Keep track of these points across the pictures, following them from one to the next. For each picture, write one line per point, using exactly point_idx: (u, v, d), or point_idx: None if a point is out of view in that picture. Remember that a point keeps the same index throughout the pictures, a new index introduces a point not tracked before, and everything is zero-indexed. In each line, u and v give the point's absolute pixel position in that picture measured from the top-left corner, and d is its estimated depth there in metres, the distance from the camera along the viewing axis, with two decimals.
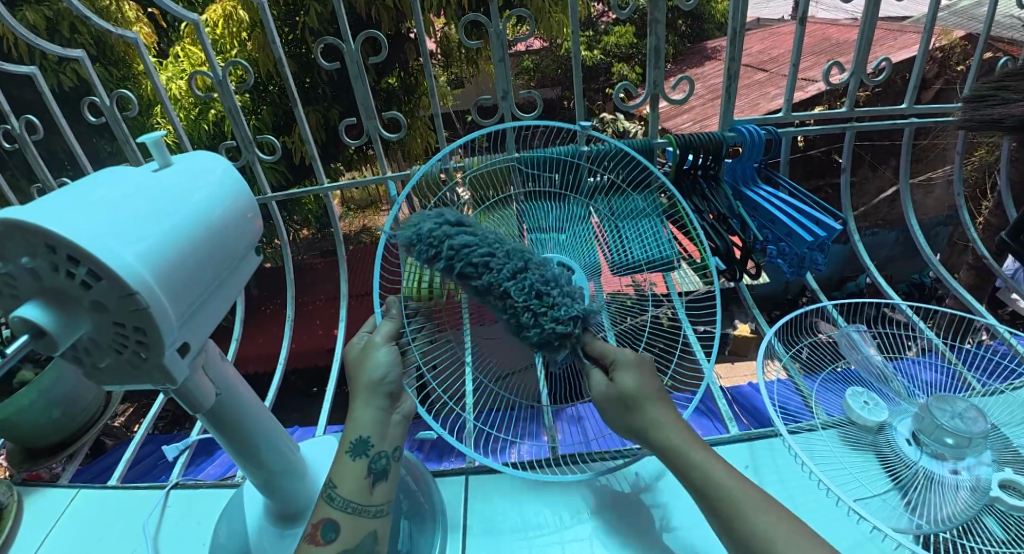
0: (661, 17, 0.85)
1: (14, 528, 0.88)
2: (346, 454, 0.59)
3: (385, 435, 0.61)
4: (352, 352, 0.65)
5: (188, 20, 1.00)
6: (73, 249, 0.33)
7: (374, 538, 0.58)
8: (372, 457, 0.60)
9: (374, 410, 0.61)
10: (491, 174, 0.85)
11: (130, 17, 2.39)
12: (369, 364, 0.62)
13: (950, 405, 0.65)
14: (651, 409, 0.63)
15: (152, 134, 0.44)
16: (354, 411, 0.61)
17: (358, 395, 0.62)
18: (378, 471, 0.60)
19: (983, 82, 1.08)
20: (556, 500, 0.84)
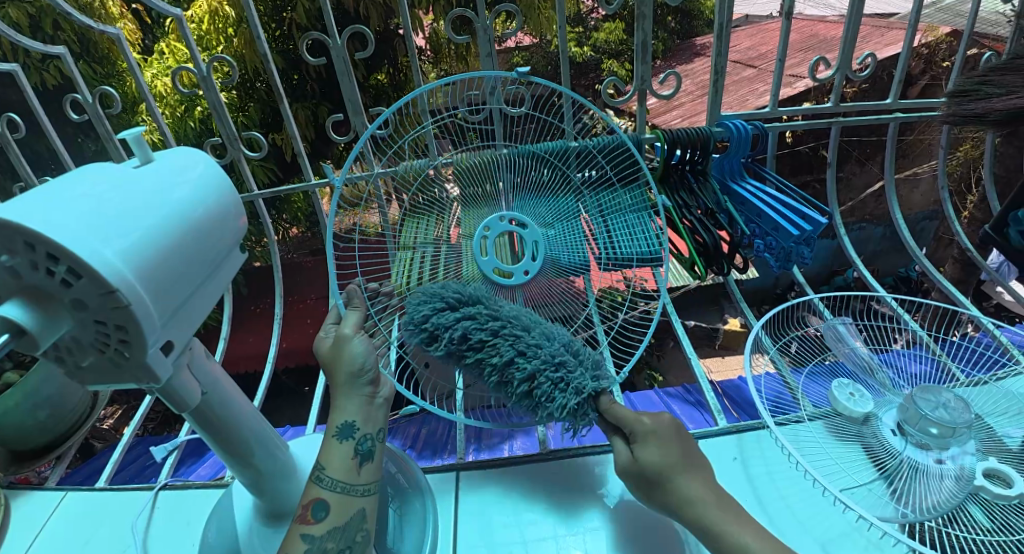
0: (649, 12, 0.85)
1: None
2: (333, 438, 0.60)
3: (371, 420, 0.61)
4: (324, 348, 0.64)
5: (171, 15, 0.98)
6: (53, 247, 0.32)
7: (363, 516, 0.58)
8: (359, 439, 0.60)
9: (358, 398, 0.61)
10: (480, 168, 0.83)
11: (114, 12, 2.35)
12: (345, 357, 0.61)
13: (934, 396, 0.66)
14: (676, 479, 0.64)
15: (132, 130, 0.44)
16: (337, 399, 0.61)
17: (340, 384, 0.61)
18: (365, 453, 0.60)
19: (967, 77, 1.09)
20: (549, 495, 0.84)
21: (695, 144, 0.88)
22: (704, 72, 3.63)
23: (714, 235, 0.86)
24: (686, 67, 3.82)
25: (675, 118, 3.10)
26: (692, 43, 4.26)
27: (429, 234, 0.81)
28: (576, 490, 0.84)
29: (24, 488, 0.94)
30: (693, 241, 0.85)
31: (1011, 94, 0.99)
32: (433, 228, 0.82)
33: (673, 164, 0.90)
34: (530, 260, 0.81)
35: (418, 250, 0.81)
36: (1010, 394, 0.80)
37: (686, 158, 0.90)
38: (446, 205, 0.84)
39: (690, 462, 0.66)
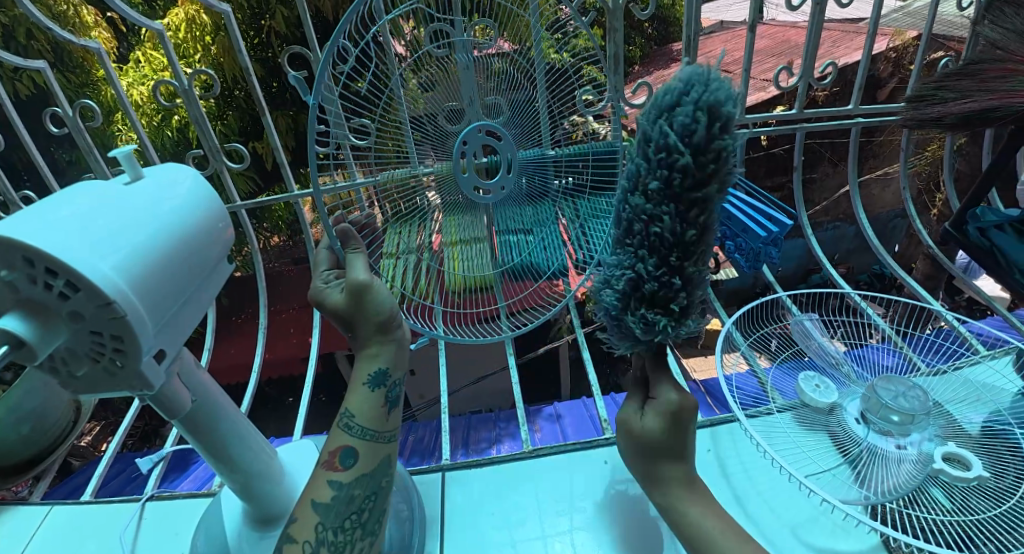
0: (620, 25, 0.89)
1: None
2: (364, 384, 0.61)
3: (399, 365, 0.64)
4: (334, 299, 0.62)
5: (150, 29, 0.99)
6: (51, 261, 0.34)
7: (390, 461, 0.62)
8: (389, 387, 0.62)
9: (391, 346, 0.62)
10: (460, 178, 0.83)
11: (89, 22, 2.33)
12: (370, 304, 0.60)
13: (895, 386, 0.70)
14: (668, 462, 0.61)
15: (122, 147, 0.45)
16: (369, 346, 0.62)
17: (366, 334, 0.61)
18: (394, 398, 0.63)
19: (923, 83, 1.15)
20: (537, 493, 0.86)
21: None
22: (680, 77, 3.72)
23: None
24: (663, 72, 3.90)
25: None
26: (668, 48, 4.36)
27: (412, 242, 0.81)
28: (563, 488, 0.87)
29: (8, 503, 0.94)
30: None
31: (964, 99, 1.04)
32: (418, 239, 0.82)
33: None
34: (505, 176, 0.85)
35: (401, 260, 0.82)
36: (968, 381, 0.84)
37: None
38: (428, 214, 0.83)
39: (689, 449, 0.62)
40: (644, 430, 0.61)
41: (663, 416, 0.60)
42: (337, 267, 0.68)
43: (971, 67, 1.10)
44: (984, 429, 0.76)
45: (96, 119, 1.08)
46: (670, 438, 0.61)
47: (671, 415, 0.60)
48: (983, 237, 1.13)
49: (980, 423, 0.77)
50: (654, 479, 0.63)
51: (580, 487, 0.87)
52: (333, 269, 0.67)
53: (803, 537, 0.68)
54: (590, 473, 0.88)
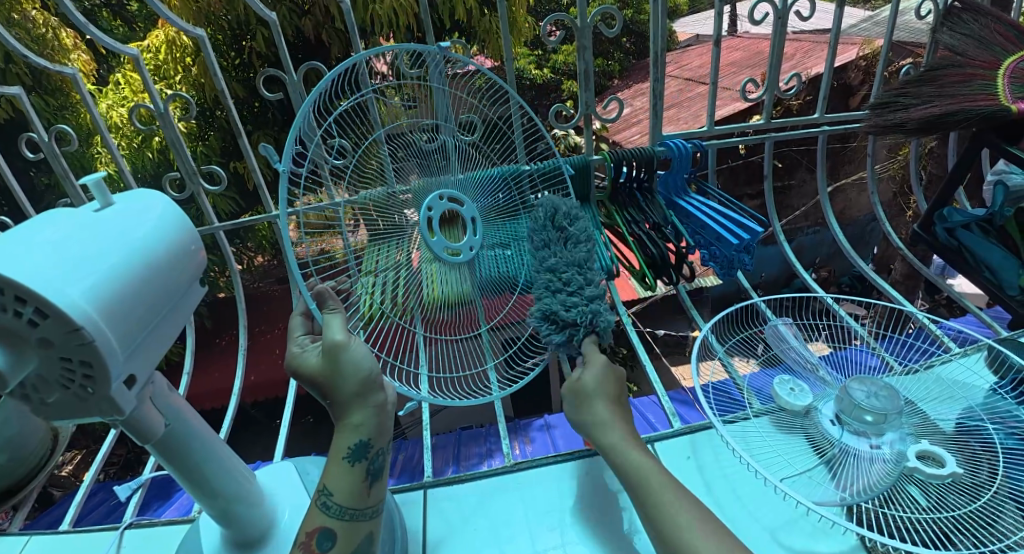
0: (587, 43, 0.91)
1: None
2: (343, 459, 0.60)
3: (382, 434, 0.61)
4: (311, 364, 0.60)
5: (127, 56, 0.99)
6: (19, 289, 0.34)
7: (371, 539, 0.61)
8: (371, 459, 0.61)
9: (371, 410, 0.60)
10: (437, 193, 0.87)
11: (68, 45, 2.33)
12: (345, 364, 0.58)
13: (866, 386, 0.72)
14: (599, 406, 0.69)
15: (92, 175, 0.45)
16: (350, 415, 0.59)
17: (344, 399, 0.59)
18: (375, 470, 0.61)
19: (886, 90, 1.18)
20: (525, 507, 0.86)
21: (639, 162, 0.94)
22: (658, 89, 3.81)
23: (661, 248, 0.91)
24: (642, 86, 4.00)
25: (633, 134, 3.25)
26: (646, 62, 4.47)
27: (390, 260, 0.80)
28: (550, 502, 0.87)
29: None
30: (642, 253, 0.92)
31: (925, 104, 1.08)
32: (394, 260, 0.80)
33: (622, 181, 0.96)
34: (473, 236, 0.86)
35: (379, 277, 0.79)
36: (942, 380, 0.86)
37: (633, 175, 0.96)
38: (406, 231, 0.83)
39: (615, 399, 0.71)
40: (581, 381, 0.69)
41: (599, 370, 0.70)
42: (312, 333, 0.66)
43: (931, 74, 1.14)
44: (958, 426, 0.78)
45: (72, 145, 1.07)
46: (605, 388, 0.70)
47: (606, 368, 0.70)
48: (951, 237, 1.17)
49: (954, 420, 0.78)
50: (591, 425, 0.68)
51: (568, 501, 0.86)
52: (308, 334, 0.65)
53: (782, 540, 0.68)
54: (577, 486, 0.88)
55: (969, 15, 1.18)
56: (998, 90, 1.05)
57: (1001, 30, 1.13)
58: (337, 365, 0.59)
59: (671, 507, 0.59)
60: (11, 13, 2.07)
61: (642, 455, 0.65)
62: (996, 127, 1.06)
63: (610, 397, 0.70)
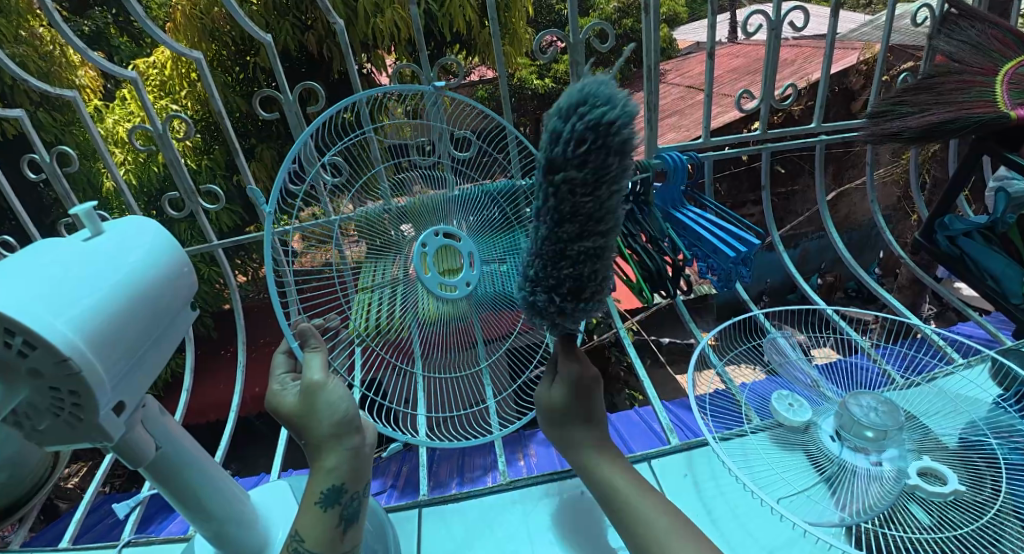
0: (581, 59, 0.92)
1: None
2: (315, 505, 0.57)
3: (357, 477, 0.59)
4: (289, 404, 0.60)
5: (126, 78, 1.00)
6: (7, 322, 0.35)
7: None
8: (344, 504, 0.59)
9: (345, 452, 0.58)
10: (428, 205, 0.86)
11: (73, 62, 2.36)
12: (322, 406, 0.57)
13: (864, 401, 0.71)
14: (572, 424, 0.63)
15: (83, 204, 0.46)
16: (324, 458, 0.57)
17: (319, 440, 0.57)
18: (351, 515, 0.60)
19: (884, 98, 1.18)
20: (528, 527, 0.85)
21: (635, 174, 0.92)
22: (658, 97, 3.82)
23: (659, 261, 0.90)
24: None
25: None
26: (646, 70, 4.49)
27: (387, 276, 0.80)
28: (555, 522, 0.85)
29: None
30: (639, 267, 0.91)
31: (922, 113, 1.08)
32: (388, 274, 0.81)
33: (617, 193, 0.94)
34: (470, 271, 0.85)
35: (375, 293, 0.80)
36: (945, 394, 0.85)
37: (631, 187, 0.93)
38: (403, 246, 0.83)
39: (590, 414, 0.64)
40: (550, 398, 0.62)
41: (566, 384, 0.62)
42: (294, 371, 0.67)
43: (927, 82, 1.14)
44: (961, 441, 0.76)
45: (74, 165, 1.08)
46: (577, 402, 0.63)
47: (577, 383, 0.62)
48: (953, 245, 1.16)
49: (957, 436, 0.77)
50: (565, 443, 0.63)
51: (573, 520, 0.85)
52: (290, 372, 0.66)
53: None
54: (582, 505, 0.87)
55: (966, 22, 1.18)
56: (996, 97, 1.04)
57: (998, 36, 1.13)
58: (314, 405, 0.58)
59: (649, 525, 0.54)
60: (18, 30, 2.11)
61: (621, 474, 0.60)
62: (995, 134, 1.05)
63: (582, 416, 0.64)
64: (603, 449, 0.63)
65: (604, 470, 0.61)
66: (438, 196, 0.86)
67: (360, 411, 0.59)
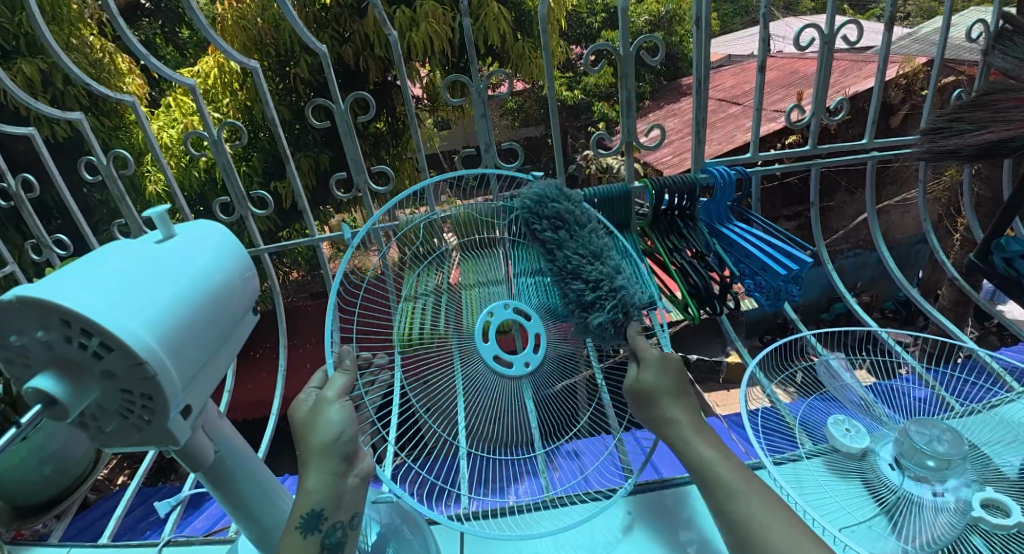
0: (631, 71, 0.91)
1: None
2: (295, 529, 0.55)
3: (339, 507, 0.57)
4: (300, 412, 0.60)
5: (183, 85, 1.04)
6: (87, 323, 0.35)
7: None
8: (325, 532, 0.56)
9: (326, 475, 0.57)
10: (474, 220, 0.91)
11: (123, 69, 2.46)
12: (320, 423, 0.58)
13: (928, 429, 0.67)
14: (668, 405, 0.65)
15: (156, 208, 0.47)
16: (306, 479, 0.57)
17: (308, 455, 0.57)
18: (330, 547, 0.57)
19: (938, 115, 1.14)
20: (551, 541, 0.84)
21: (683, 190, 0.92)
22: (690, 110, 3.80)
23: (705, 277, 0.89)
24: (674, 107, 4.00)
25: (665, 156, 3.25)
26: (677, 83, 4.47)
27: (430, 284, 0.86)
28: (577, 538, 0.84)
29: (26, 548, 0.94)
30: (684, 283, 0.89)
31: (981, 130, 1.03)
32: (434, 278, 0.87)
33: (663, 209, 0.95)
34: (532, 352, 0.84)
35: (418, 302, 0.84)
36: (1005, 422, 0.80)
37: (676, 203, 0.95)
38: (445, 257, 0.90)
39: (682, 394, 0.67)
40: (641, 380, 0.65)
41: (656, 364, 0.66)
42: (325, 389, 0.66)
43: (986, 97, 1.09)
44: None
45: (130, 169, 1.12)
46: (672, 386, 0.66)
47: (662, 360, 0.66)
48: (1009, 267, 1.10)
49: (1019, 466, 0.73)
50: (657, 421, 0.66)
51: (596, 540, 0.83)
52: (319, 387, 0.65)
53: None
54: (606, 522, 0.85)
55: None
56: None
57: None
58: (314, 422, 0.59)
59: (766, 526, 0.56)
60: (70, 38, 2.21)
61: (712, 448, 0.63)
62: None
63: (674, 394, 0.66)
64: (701, 431, 0.64)
65: (699, 450, 0.63)
66: (485, 207, 0.90)
67: (355, 438, 0.59)
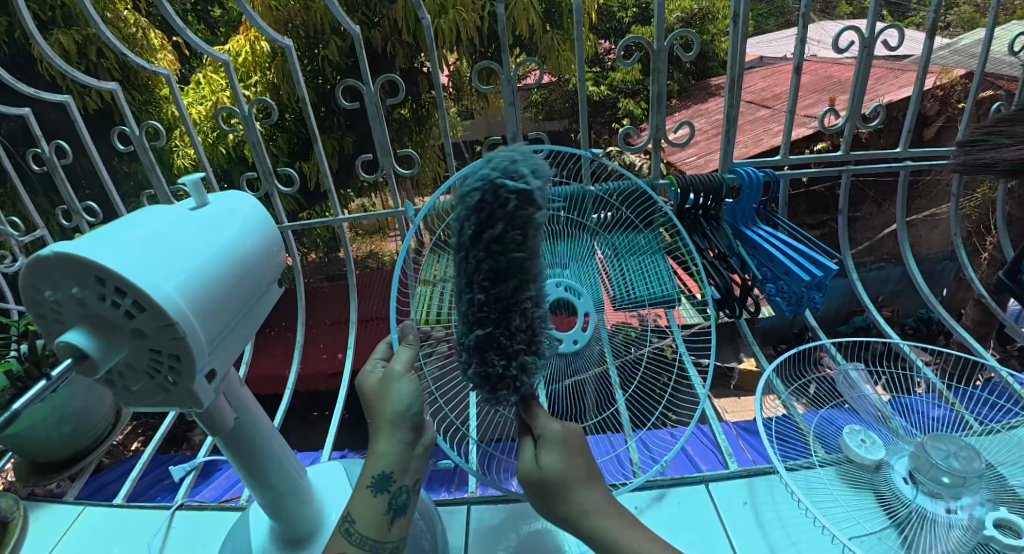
0: (663, 66, 0.90)
1: (15, 546, 0.91)
2: (367, 489, 0.58)
3: (407, 470, 0.59)
4: (371, 384, 0.62)
5: (216, 59, 1.05)
6: (120, 282, 0.36)
7: None
8: (393, 493, 0.58)
9: (398, 443, 0.58)
10: (443, 215, 0.88)
11: (155, 44, 2.50)
12: (391, 395, 0.59)
13: (945, 445, 0.66)
14: (577, 493, 0.56)
15: (192, 176, 0.48)
16: (378, 444, 0.58)
17: (380, 424, 0.58)
18: (397, 508, 0.59)
19: (977, 127, 1.10)
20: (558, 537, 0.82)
21: (706, 190, 0.91)
22: (717, 112, 3.74)
23: (726, 279, 0.88)
24: (701, 107, 3.95)
25: (689, 156, 3.21)
26: (706, 83, 4.41)
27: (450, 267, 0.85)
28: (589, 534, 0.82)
29: (44, 504, 0.98)
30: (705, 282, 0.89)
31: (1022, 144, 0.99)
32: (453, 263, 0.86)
33: (687, 208, 0.93)
34: (580, 331, 0.82)
35: (435, 287, 0.83)
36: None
37: (699, 203, 0.93)
38: (456, 243, 0.85)
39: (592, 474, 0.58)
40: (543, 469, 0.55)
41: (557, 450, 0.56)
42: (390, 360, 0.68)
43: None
44: None
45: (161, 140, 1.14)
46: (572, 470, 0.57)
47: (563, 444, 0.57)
48: None
49: None
50: (572, 511, 0.56)
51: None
52: (385, 359, 0.67)
53: None
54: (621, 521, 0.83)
55: None
56: None
57: None
58: (386, 394, 0.59)
59: None
60: (106, 11, 2.25)
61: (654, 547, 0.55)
62: None
63: (583, 478, 0.57)
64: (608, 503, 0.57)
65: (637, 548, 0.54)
66: (455, 202, 0.88)
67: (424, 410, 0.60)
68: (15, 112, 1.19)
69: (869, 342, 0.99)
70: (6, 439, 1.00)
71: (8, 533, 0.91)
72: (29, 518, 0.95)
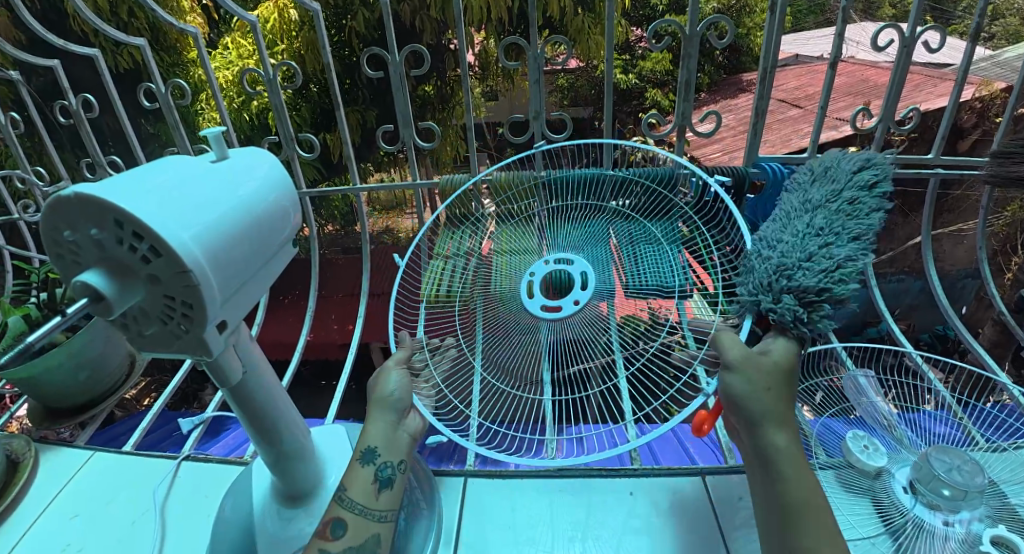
0: (695, 53, 0.87)
1: (26, 483, 0.94)
2: (355, 461, 0.62)
3: (393, 446, 0.63)
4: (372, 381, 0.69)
5: (245, 20, 1.05)
6: (138, 225, 0.36)
7: (377, 541, 0.58)
8: (378, 466, 0.61)
9: (383, 423, 0.64)
10: (465, 199, 1.00)
11: (187, 6, 2.52)
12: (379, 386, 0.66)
13: (949, 457, 0.65)
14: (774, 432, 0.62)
15: (213, 129, 0.49)
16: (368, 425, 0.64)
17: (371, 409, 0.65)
18: (382, 483, 0.61)
19: (1014, 138, 1.06)
20: (551, 518, 0.83)
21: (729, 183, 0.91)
22: (746, 109, 3.67)
23: None
24: (729, 103, 3.87)
25: (713, 153, 3.16)
26: (737, 79, 4.32)
27: (463, 244, 0.95)
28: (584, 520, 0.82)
29: (55, 446, 1.02)
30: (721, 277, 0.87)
31: None
32: (469, 240, 0.96)
33: (708, 200, 0.93)
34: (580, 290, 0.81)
35: (450, 262, 0.94)
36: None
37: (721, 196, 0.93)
38: (481, 222, 0.98)
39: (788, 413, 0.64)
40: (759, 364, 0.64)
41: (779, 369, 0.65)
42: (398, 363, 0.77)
43: None
44: None
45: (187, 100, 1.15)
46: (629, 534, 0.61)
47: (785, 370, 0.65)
48: None
49: None
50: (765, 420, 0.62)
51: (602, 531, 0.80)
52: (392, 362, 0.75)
53: None
54: (615, 508, 0.83)
55: None
56: None
57: None
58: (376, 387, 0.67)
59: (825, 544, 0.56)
60: None
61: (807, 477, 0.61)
62: None
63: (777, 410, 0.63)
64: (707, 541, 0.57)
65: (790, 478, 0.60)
66: (467, 185, 0.99)
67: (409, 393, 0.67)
68: (46, 63, 1.21)
69: (880, 350, 0.97)
70: (23, 383, 1.03)
71: (20, 472, 0.95)
72: (40, 459, 0.99)
